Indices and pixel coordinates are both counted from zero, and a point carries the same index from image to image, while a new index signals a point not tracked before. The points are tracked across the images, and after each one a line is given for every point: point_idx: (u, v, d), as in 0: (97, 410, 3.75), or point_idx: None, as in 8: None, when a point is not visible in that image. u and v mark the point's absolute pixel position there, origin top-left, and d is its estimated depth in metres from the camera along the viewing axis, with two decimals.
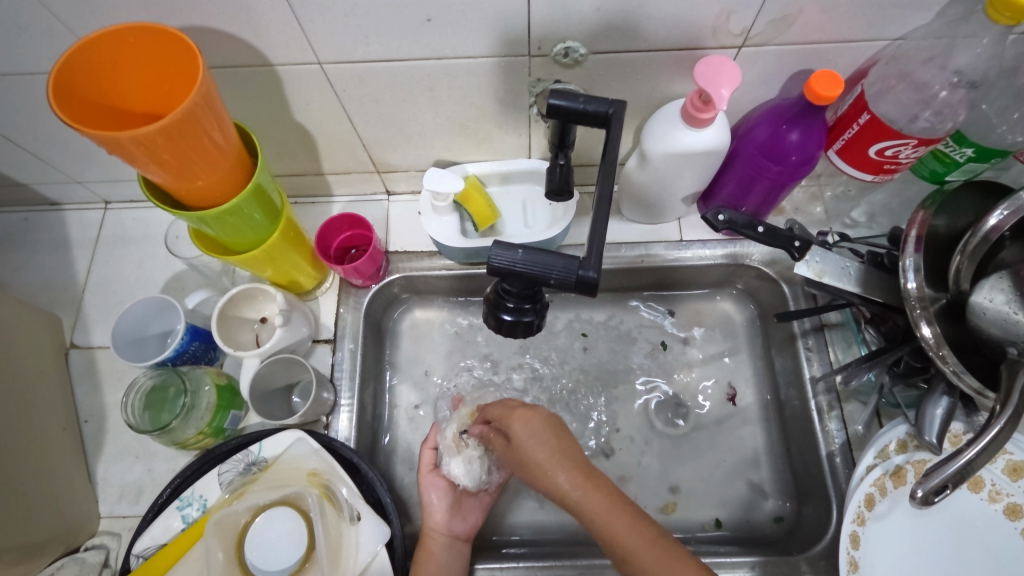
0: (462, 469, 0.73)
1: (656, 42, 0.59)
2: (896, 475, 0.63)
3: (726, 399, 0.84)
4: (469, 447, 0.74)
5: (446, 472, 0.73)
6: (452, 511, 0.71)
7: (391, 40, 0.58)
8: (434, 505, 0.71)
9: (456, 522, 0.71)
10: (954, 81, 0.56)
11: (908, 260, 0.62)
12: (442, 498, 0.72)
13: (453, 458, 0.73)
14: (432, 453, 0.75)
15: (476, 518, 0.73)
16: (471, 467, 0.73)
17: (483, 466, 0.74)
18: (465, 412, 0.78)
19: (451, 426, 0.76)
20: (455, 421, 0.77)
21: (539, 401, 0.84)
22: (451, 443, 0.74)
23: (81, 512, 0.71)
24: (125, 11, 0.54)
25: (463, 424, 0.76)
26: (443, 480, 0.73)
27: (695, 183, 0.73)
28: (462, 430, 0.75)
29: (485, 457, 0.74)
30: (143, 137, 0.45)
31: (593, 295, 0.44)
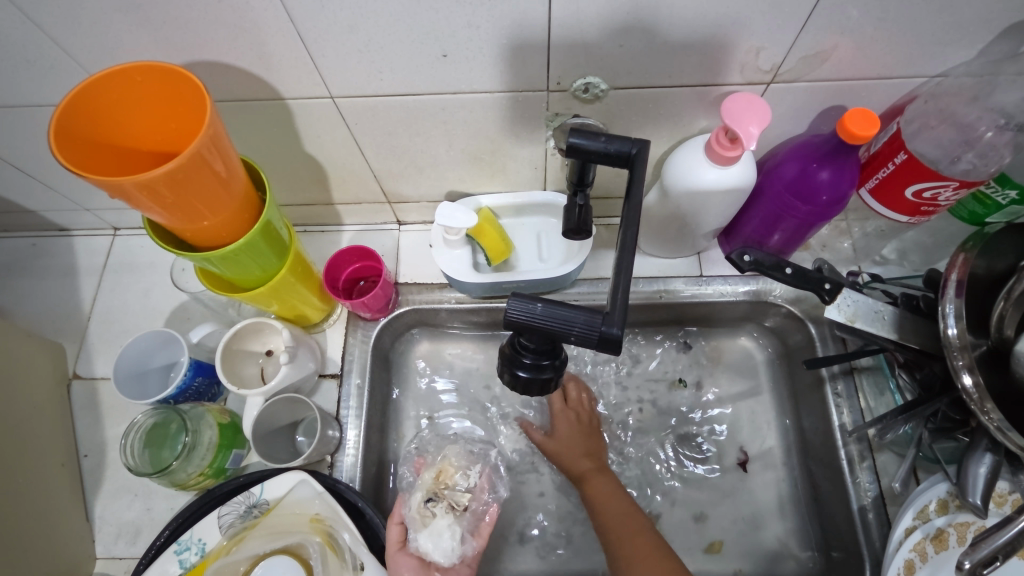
0: (432, 544, 0.63)
1: (680, 78, 0.57)
2: (937, 539, 0.59)
3: (738, 463, 0.79)
4: (437, 515, 0.65)
5: (416, 549, 0.63)
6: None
7: (405, 75, 0.56)
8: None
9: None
10: (1002, 123, 0.52)
11: (948, 306, 0.59)
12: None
13: (420, 532, 0.64)
14: (399, 529, 0.65)
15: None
16: (441, 539, 0.63)
17: (454, 535, 0.64)
18: (428, 476, 0.69)
19: (415, 494, 0.67)
20: (418, 489, 0.68)
21: None
22: (417, 514, 0.65)
23: (76, 554, 0.69)
24: (133, 45, 0.53)
25: (427, 491, 0.67)
26: (415, 557, 0.63)
27: (718, 220, 0.70)
28: (428, 498, 0.66)
29: (455, 525, 0.65)
30: (148, 182, 0.43)
31: (617, 353, 0.41)
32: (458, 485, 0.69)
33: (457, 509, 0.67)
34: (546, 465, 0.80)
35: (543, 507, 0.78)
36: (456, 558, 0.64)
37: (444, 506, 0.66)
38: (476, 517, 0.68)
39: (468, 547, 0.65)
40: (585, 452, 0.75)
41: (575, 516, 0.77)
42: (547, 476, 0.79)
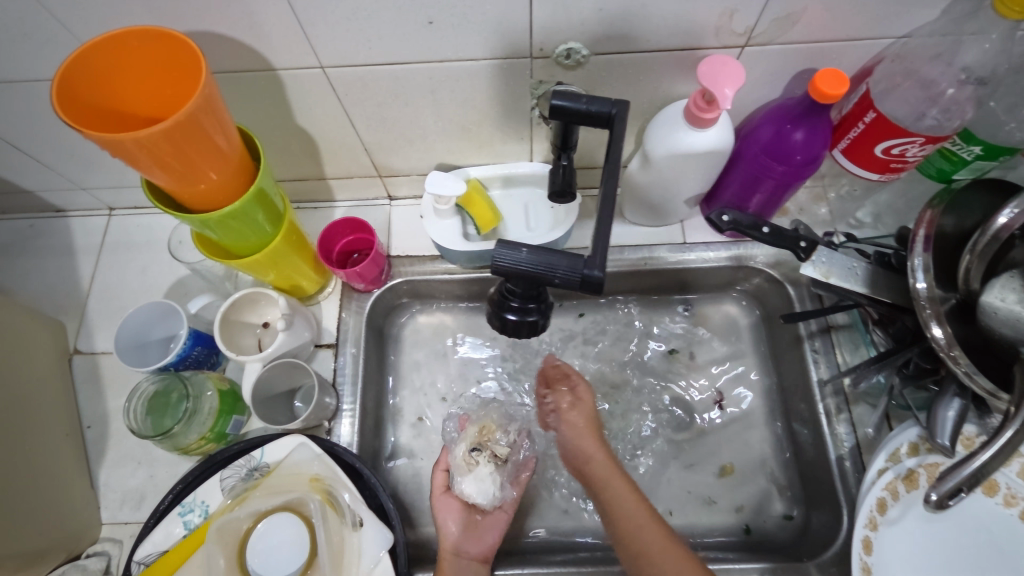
0: (474, 488, 0.70)
1: (658, 43, 0.59)
2: (908, 479, 0.62)
3: (715, 403, 0.83)
4: (479, 463, 0.72)
5: (458, 492, 0.71)
6: (467, 533, 0.69)
7: (392, 44, 0.58)
8: (449, 528, 0.69)
9: (469, 542, 0.68)
10: (962, 78, 0.55)
11: (917, 260, 0.62)
12: (456, 521, 0.69)
13: (464, 477, 0.71)
14: (444, 475, 0.73)
15: (494, 538, 0.70)
16: (483, 485, 0.70)
17: (495, 482, 0.71)
18: (471, 429, 0.75)
19: (461, 444, 0.74)
20: (464, 440, 0.74)
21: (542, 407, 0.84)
22: (462, 461, 0.72)
23: (82, 519, 0.71)
24: (128, 15, 0.54)
25: (473, 441, 0.73)
26: (457, 500, 0.71)
27: (699, 185, 0.72)
28: (471, 448, 0.73)
29: (496, 472, 0.72)
30: (146, 139, 0.45)
31: (597, 295, 0.44)
32: (500, 437, 0.75)
33: (499, 459, 0.73)
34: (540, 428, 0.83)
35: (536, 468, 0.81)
36: (496, 502, 0.71)
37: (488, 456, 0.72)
38: (516, 468, 0.75)
39: (507, 494, 0.72)
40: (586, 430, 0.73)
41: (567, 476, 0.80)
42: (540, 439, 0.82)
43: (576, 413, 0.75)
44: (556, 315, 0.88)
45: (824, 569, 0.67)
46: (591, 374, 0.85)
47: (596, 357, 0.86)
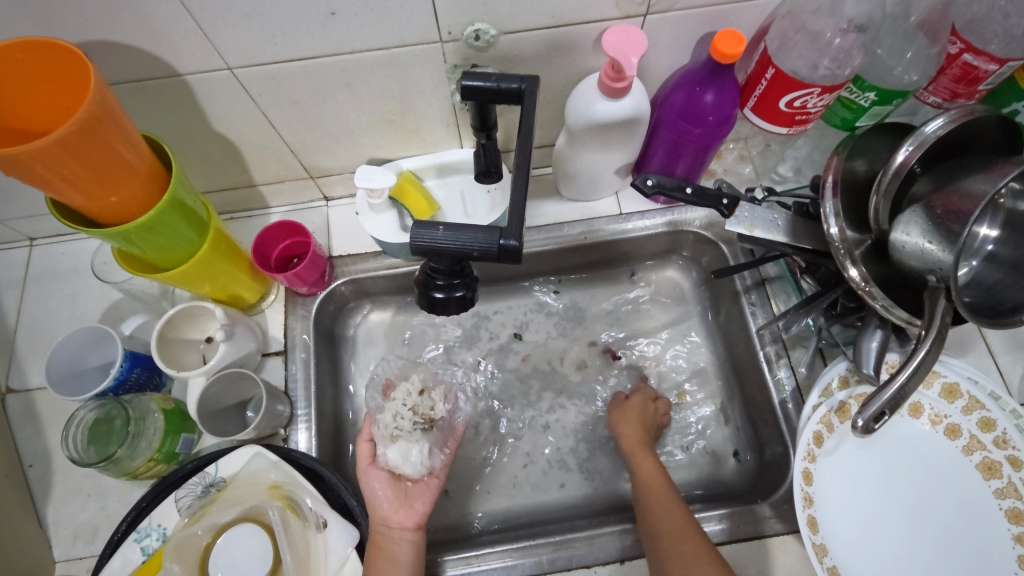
0: (399, 458, 0.70)
1: (563, 17, 0.60)
2: (841, 411, 0.65)
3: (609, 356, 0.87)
4: (405, 433, 0.71)
5: (385, 463, 0.71)
6: (397, 503, 0.69)
7: (299, 38, 0.57)
8: (378, 498, 0.70)
9: (400, 514, 0.68)
10: (845, 27, 0.58)
11: (828, 206, 0.65)
12: (384, 489, 0.70)
13: (389, 448, 0.70)
14: (369, 445, 0.73)
15: (424, 504, 0.70)
16: (409, 455, 0.70)
17: (422, 451, 0.71)
18: (399, 395, 0.74)
19: (386, 414, 0.72)
20: (387, 408, 0.73)
21: (500, 388, 0.85)
22: (385, 432, 0.71)
23: (34, 559, 0.68)
24: (12, 30, 0.52)
25: (400, 410, 0.72)
26: (384, 469, 0.71)
27: (625, 155, 0.74)
28: (397, 418, 0.71)
29: (422, 442, 0.71)
30: (40, 150, 0.44)
31: (518, 263, 0.45)
32: (429, 400, 0.75)
33: (426, 425, 0.73)
34: (499, 409, 0.84)
35: (500, 449, 0.82)
36: (425, 470, 0.71)
37: (413, 425, 0.71)
38: (442, 434, 0.75)
39: (435, 461, 0.73)
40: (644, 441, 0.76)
41: (530, 452, 0.82)
42: (500, 420, 0.84)
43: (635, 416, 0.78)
44: (505, 299, 0.90)
45: (777, 507, 0.70)
46: (545, 351, 0.87)
47: (548, 335, 0.88)
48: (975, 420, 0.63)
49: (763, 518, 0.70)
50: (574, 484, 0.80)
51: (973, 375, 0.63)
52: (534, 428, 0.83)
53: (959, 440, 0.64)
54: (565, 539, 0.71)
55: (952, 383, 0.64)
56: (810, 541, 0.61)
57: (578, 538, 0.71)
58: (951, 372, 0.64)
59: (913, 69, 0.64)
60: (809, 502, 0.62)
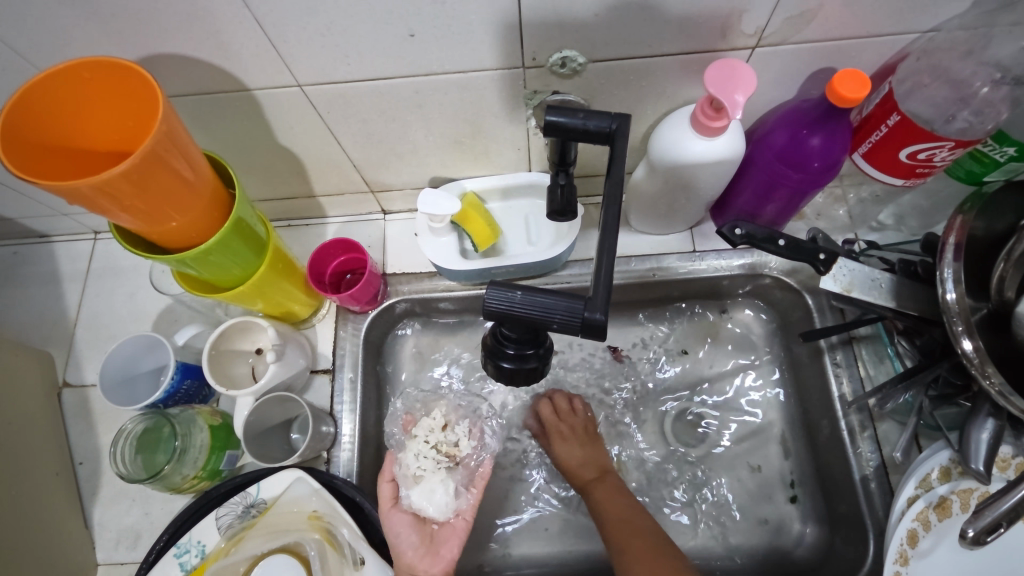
0: (424, 502, 0.65)
1: (661, 47, 0.54)
2: (940, 507, 0.58)
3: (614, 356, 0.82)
4: (428, 474, 0.66)
5: (409, 505, 0.66)
6: (422, 549, 0.65)
7: (374, 58, 0.53)
8: (402, 544, 0.65)
9: (426, 562, 0.64)
10: (997, 78, 0.51)
11: (947, 270, 0.58)
12: (409, 535, 0.65)
13: (412, 490, 0.66)
14: (392, 486, 0.67)
15: (451, 551, 0.67)
16: (434, 496, 0.65)
17: (447, 492, 0.66)
18: (420, 432, 0.69)
19: (408, 453, 0.68)
20: (408, 446, 0.68)
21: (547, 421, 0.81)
22: (408, 473, 0.67)
23: (78, 561, 0.69)
24: (88, 42, 0.50)
25: (420, 448, 0.67)
26: (409, 513, 0.66)
27: (710, 194, 0.68)
28: (419, 458, 0.67)
29: (447, 482, 0.66)
30: (104, 183, 0.41)
31: (601, 339, 0.40)
32: (453, 436, 0.69)
33: (449, 463, 0.68)
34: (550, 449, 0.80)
35: (546, 494, 0.78)
36: (451, 512, 0.67)
37: (436, 464, 0.67)
38: (467, 471, 0.70)
39: (462, 501, 0.68)
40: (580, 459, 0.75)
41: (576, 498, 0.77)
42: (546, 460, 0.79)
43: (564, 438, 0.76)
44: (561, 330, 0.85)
45: None
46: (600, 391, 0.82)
47: (604, 373, 0.83)
48: None
49: None
50: None
51: None
52: None
53: None
54: None
55: None
56: None
57: None
58: None
59: None
60: None
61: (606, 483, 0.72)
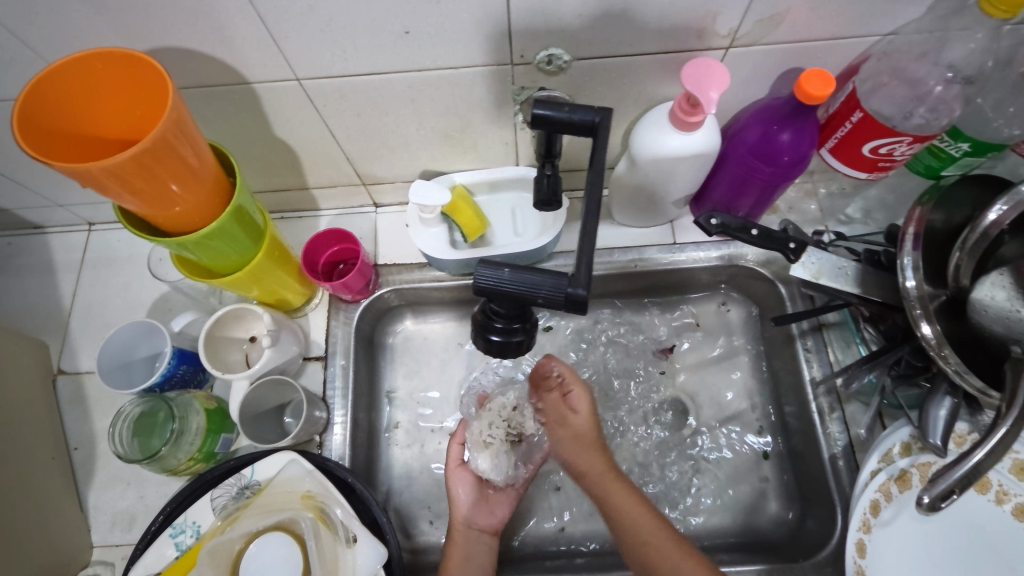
0: (488, 465, 0.72)
1: (642, 46, 0.58)
2: (901, 479, 0.62)
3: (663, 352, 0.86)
4: (497, 442, 0.73)
5: (472, 467, 0.73)
6: (478, 506, 0.72)
7: (369, 54, 0.56)
8: (460, 500, 0.72)
9: (479, 516, 0.71)
10: (948, 76, 0.55)
11: (906, 258, 0.61)
12: (468, 494, 0.72)
13: (480, 454, 0.72)
14: (459, 448, 0.75)
15: (503, 512, 0.73)
16: (498, 463, 0.72)
17: (508, 462, 0.73)
18: (494, 406, 0.75)
19: (480, 422, 0.74)
20: (481, 417, 0.74)
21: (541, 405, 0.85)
22: (478, 438, 0.73)
23: (74, 543, 0.70)
24: (94, 33, 0.52)
25: (494, 420, 0.74)
26: (471, 474, 0.73)
27: (689, 187, 0.71)
28: (491, 427, 0.73)
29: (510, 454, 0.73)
30: (115, 166, 0.44)
31: (583, 313, 0.43)
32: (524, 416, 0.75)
33: (516, 438, 0.74)
34: None
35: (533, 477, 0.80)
36: (508, 480, 0.73)
37: (504, 436, 0.73)
38: (530, 449, 0.75)
39: (520, 472, 0.74)
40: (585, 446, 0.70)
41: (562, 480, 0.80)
42: None
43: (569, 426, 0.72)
44: (547, 320, 0.88)
45: (819, 569, 0.67)
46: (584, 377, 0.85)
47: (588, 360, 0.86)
48: None
49: None
50: None
51: None
52: None
53: None
54: None
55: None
56: None
57: None
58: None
59: (1015, 123, 0.58)
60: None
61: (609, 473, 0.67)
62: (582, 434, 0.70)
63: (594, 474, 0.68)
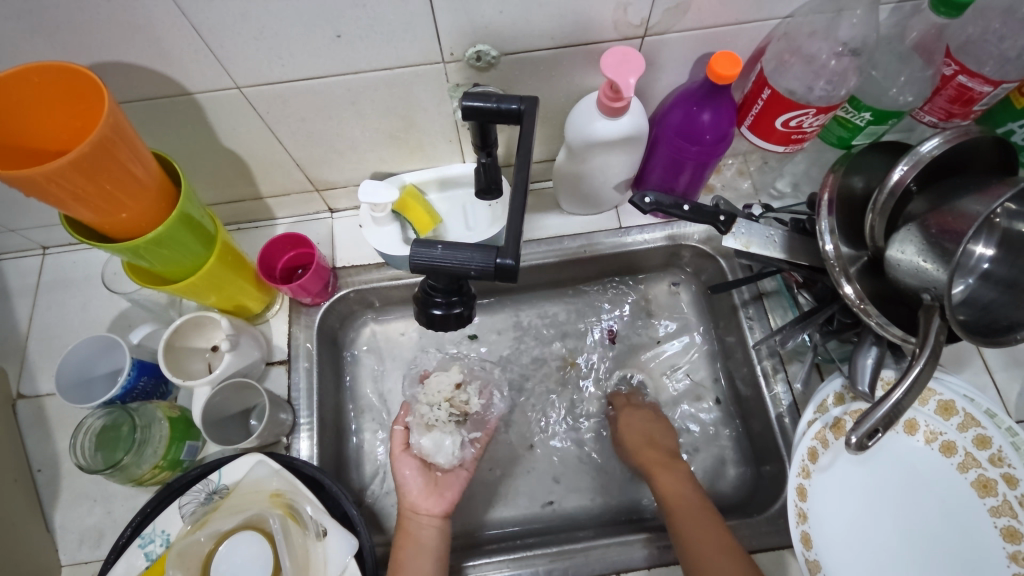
0: (431, 447, 0.73)
1: (564, 39, 0.62)
2: (836, 427, 0.66)
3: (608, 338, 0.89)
4: (440, 424, 0.74)
5: (417, 451, 0.74)
6: (426, 490, 0.73)
7: (304, 58, 0.59)
8: (408, 483, 0.73)
9: (429, 501, 0.72)
10: (839, 51, 0.60)
11: (824, 223, 0.66)
12: (414, 477, 0.73)
13: (423, 436, 0.74)
14: (404, 432, 0.76)
15: (454, 493, 0.74)
16: (442, 445, 0.73)
17: (454, 442, 0.74)
18: (435, 386, 0.76)
19: (425, 405, 0.76)
20: (423, 399, 0.76)
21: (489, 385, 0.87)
22: (422, 421, 0.75)
23: (40, 563, 0.70)
24: (31, 51, 0.54)
25: (437, 401, 0.75)
26: (416, 457, 0.74)
27: (625, 170, 0.76)
28: (433, 408, 0.75)
29: (455, 433, 0.74)
30: (54, 172, 0.45)
31: (514, 281, 0.46)
32: (465, 394, 0.77)
33: (460, 417, 0.76)
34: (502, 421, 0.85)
35: (501, 461, 0.83)
36: (455, 461, 0.75)
37: (448, 417, 0.75)
38: (474, 424, 0.78)
39: (467, 452, 0.76)
40: (651, 447, 0.76)
41: (529, 463, 0.83)
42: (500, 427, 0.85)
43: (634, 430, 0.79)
44: (505, 311, 0.91)
45: (773, 522, 0.71)
46: (545, 362, 0.88)
47: (548, 347, 0.89)
48: (970, 437, 0.64)
49: (759, 533, 0.70)
50: (573, 494, 0.81)
51: (969, 393, 0.64)
52: (533, 438, 0.84)
53: (955, 457, 0.65)
54: (563, 550, 0.71)
55: (948, 401, 0.66)
56: (804, 557, 0.62)
57: (577, 549, 0.71)
58: (946, 390, 0.65)
59: (907, 90, 0.65)
60: (804, 518, 0.63)
61: (666, 468, 0.74)
62: (649, 456, 0.75)
63: (657, 477, 0.73)
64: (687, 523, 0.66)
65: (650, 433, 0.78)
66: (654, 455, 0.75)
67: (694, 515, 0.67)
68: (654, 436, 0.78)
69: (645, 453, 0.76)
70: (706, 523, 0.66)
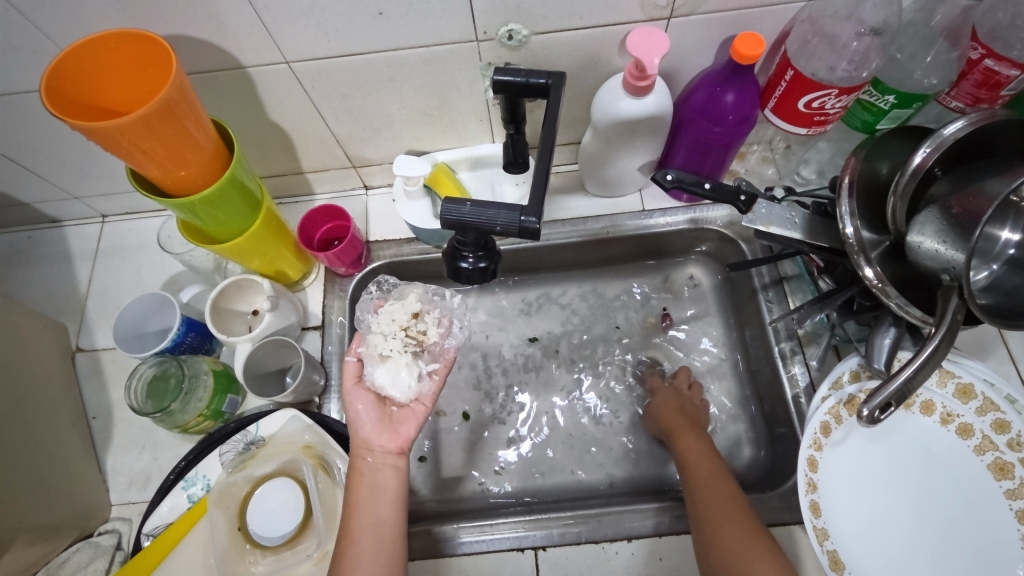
0: (386, 379, 0.67)
1: (592, 19, 0.65)
2: (850, 403, 0.68)
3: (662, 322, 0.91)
4: (395, 355, 0.68)
5: (371, 383, 0.68)
6: (380, 426, 0.66)
7: (348, 35, 0.63)
8: (361, 419, 0.67)
9: (383, 438, 0.66)
10: (861, 31, 0.61)
11: (844, 207, 0.65)
12: (367, 411, 0.67)
13: (376, 368, 0.68)
14: (357, 365, 0.70)
15: (410, 430, 0.67)
16: (397, 376, 0.67)
17: (411, 374, 0.67)
18: (388, 315, 0.71)
19: (378, 335, 0.70)
20: (377, 329, 0.70)
21: (513, 363, 0.90)
22: (375, 352, 0.69)
23: (93, 500, 0.76)
24: (106, 23, 0.60)
25: (390, 331, 0.70)
26: (371, 391, 0.68)
27: (649, 151, 0.78)
28: (387, 339, 0.69)
29: (412, 364, 0.68)
30: (125, 126, 0.50)
31: (536, 240, 0.49)
32: (423, 324, 0.71)
33: (417, 348, 0.70)
34: (521, 394, 0.88)
35: (519, 432, 0.86)
36: (412, 395, 0.67)
37: (403, 347, 0.69)
38: (430, 356, 0.71)
39: (424, 386, 0.69)
40: (677, 412, 0.79)
41: (547, 432, 0.85)
42: (519, 399, 0.88)
43: (664, 400, 0.81)
44: (528, 289, 0.94)
45: (785, 498, 0.72)
46: (566, 339, 0.91)
47: (568, 325, 0.92)
48: (988, 421, 0.64)
49: (771, 509, 0.71)
50: (589, 466, 0.83)
51: (989, 378, 0.64)
52: (553, 411, 0.87)
53: (971, 439, 0.65)
54: (578, 515, 0.74)
55: (967, 384, 0.66)
56: (811, 524, 0.64)
57: (591, 514, 0.74)
58: (966, 373, 0.65)
59: (932, 73, 0.66)
60: (813, 487, 0.65)
61: (690, 433, 0.76)
62: (673, 422, 0.78)
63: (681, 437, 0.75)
64: (704, 483, 0.68)
65: (682, 406, 0.81)
66: (680, 422, 0.78)
67: (712, 475, 0.69)
68: (685, 409, 0.80)
69: (672, 417, 0.79)
70: (722, 484, 0.67)
